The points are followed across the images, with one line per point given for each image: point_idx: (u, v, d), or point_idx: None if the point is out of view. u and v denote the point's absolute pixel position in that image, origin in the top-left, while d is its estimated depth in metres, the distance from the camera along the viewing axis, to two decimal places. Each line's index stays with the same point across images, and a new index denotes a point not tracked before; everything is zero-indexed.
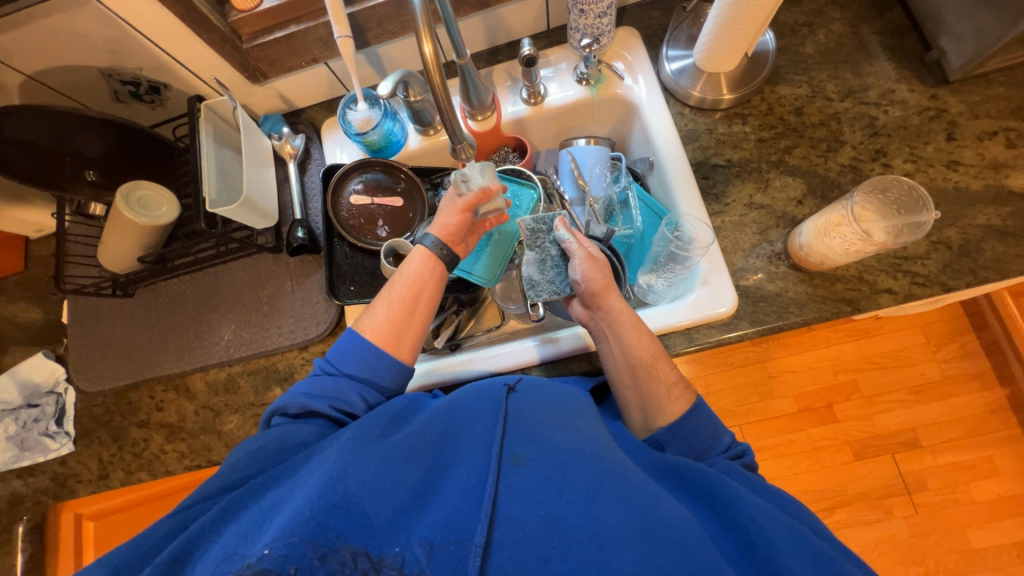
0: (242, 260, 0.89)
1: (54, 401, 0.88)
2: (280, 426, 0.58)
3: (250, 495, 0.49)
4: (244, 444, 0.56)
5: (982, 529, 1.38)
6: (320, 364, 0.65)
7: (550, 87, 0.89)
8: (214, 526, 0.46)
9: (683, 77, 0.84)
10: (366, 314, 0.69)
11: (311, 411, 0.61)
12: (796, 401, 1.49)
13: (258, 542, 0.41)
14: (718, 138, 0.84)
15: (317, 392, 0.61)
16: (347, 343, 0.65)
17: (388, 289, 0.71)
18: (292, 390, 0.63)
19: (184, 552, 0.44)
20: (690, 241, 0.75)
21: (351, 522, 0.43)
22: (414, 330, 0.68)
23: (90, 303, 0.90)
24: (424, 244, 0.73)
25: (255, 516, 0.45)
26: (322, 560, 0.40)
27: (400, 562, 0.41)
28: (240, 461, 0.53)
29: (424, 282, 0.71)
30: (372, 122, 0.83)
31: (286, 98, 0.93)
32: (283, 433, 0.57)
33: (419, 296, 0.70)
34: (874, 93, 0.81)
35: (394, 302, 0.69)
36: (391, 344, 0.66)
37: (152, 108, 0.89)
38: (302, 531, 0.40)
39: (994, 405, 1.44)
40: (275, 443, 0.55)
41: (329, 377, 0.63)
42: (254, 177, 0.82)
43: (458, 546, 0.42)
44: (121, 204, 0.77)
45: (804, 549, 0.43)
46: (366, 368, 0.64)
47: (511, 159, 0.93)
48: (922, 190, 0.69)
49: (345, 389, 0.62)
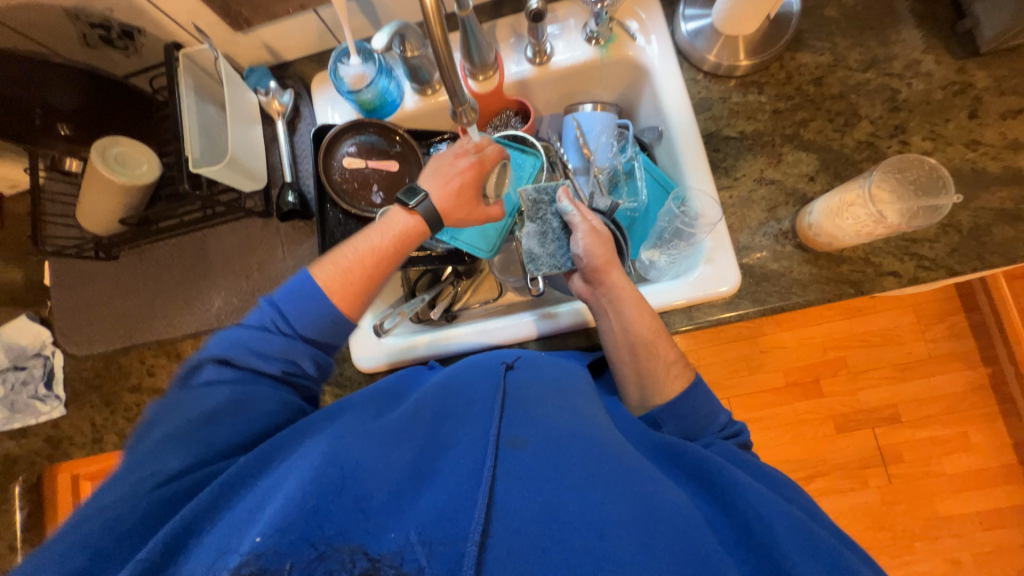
0: (231, 225, 0.85)
1: (41, 364, 0.86)
2: (228, 386, 0.54)
3: (241, 482, 0.47)
4: (196, 408, 0.52)
5: (950, 499, 1.45)
6: (272, 315, 0.58)
7: (556, 46, 0.84)
8: (208, 513, 0.44)
9: (699, 39, 0.79)
10: (331, 262, 0.62)
11: (255, 370, 0.56)
12: (785, 375, 1.52)
13: (251, 531, 0.40)
14: (732, 108, 0.80)
15: (266, 352, 0.56)
16: (297, 279, 0.60)
17: (360, 236, 0.65)
18: (234, 339, 0.57)
19: (174, 546, 0.42)
20: (696, 217, 0.73)
21: (347, 511, 0.42)
22: (362, 285, 0.62)
23: (70, 265, 0.87)
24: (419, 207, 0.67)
25: (249, 504, 0.44)
26: (320, 560, 0.38)
27: (399, 560, 0.39)
28: (205, 432, 0.50)
29: (391, 245, 0.65)
30: (366, 79, 0.77)
31: (272, 50, 0.86)
32: (239, 399, 0.53)
33: (380, 252, 0.64)
34: (899, 65, 0.77)
35: (360, 251, 0.63)
36: (340, 297, 0.60)
37: (126, 55, 0.82)
38: (295, 520, 0.40)
39: (975, 383, 1.48)
40: (232, 409, 0.52)
41: (282, 338, 0.57)
42: (240, 136, 0.78)
43: (454, 543, 0.41)
44: (96, 158, 0.73)
45: (800, 533, 0.44)
46: (317, 327, 0.59)
47: (512, 124, 0.89)
48: (944, 171, 0.67)
49: (299, 352, 0.58)
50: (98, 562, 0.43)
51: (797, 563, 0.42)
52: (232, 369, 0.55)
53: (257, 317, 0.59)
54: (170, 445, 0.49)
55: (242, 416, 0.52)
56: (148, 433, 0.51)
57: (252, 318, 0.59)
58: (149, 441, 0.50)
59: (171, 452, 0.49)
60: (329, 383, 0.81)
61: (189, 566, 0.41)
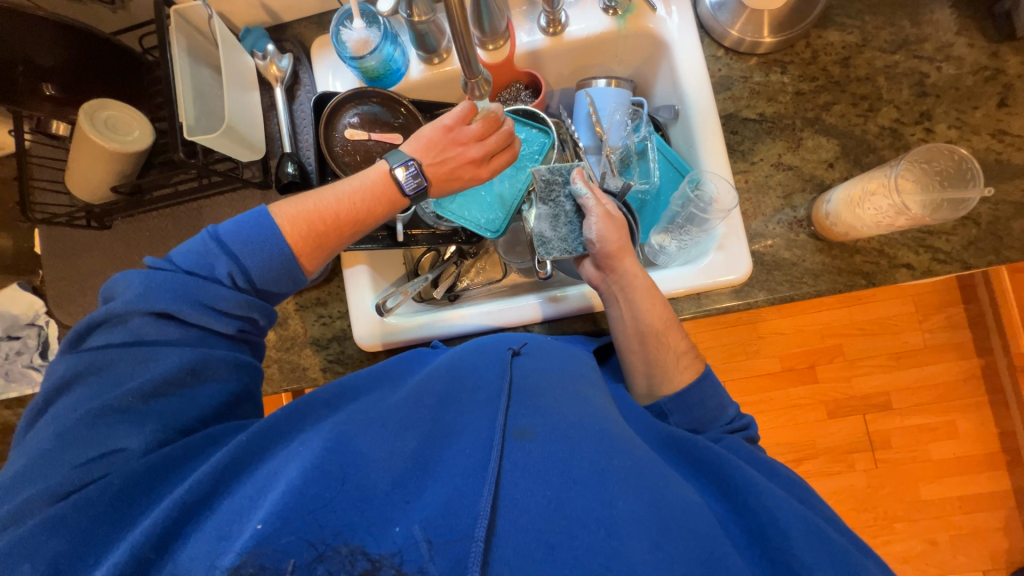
0: (227, 196, 0.82)
1: (36, 334, 0.85)
2: (177, 350, 0.52)
3: (241, 468, 0.46)
4: (145, 376, 0.50)
5: (934, 483, 1.49)
6: (229, 267, 0.57)
7: (571, 14, 0.79)
8: (206, 499, 0.44)
9: (723, 12, 0.75)
10: (294, 204, 0.62)
11: (202, 326, 0.55)
12: (781, 361, 1.53)
13: (251, 519, 0.40)
14: (753, 88, 0.77)
15: (218, 306, 0.55)
16: (256, 220, 0.59)
17: (336, 188, 0.65)
18: (178, 292, 0.54)
19: (166, 539, 0.41)
20: (710, 202, 0.70)
21: (348, 503, 0.41)
22: (324, 240, 0.62)
23: (60, 233, 0.84)
24: (405, 186, 0.67)
25: (248, 491, 0.44)
26: (320, 560, 0.38)
27: (399, 559, 0.38)
28: (160, 403, 0.50)
29: (371, 211, 0.66)
30: (370, 45, 0.73)
31: (270, 9, 0.81)
32: (195, 365, 0.52)
33: (350, 210, 0.64)
34: (930, 47, 0.74)
35: (337, 208, 0.63)
36: (299, 242, 0.61)
37: (112, 10, 0.77)
38: (295, 511, 0.40)
39: (968, 373, 1.50)
40: (186, 375, 0.52)
41: (238, 293, 0.57)
42: (237, 102, 0.74)
43: (458, 542, 0.40)
44: (84, 123, 0.69)
45: (812, 533, 0.44)
46: (269, 280, 0.59)
47: (523, 98, 0.84)
48: (973, 163, 0.65)
49: (253, 309, 0.58)
50: (83, 547, 0.42)
51: (807, 565, 0.42)
52: (177, 326, 0.54)
53: (201, 262, 0.56)
54: (124, 418, 0.48)
55: (199, 383, 0.53)
56: (83, 399, 0.48)
57: (194, 263, 0.56)
58: (90, 411, 0.47)
59: (125, 425, 0.47)
60: (331, 360, 0.80)
61: (186, 557, 0.40)
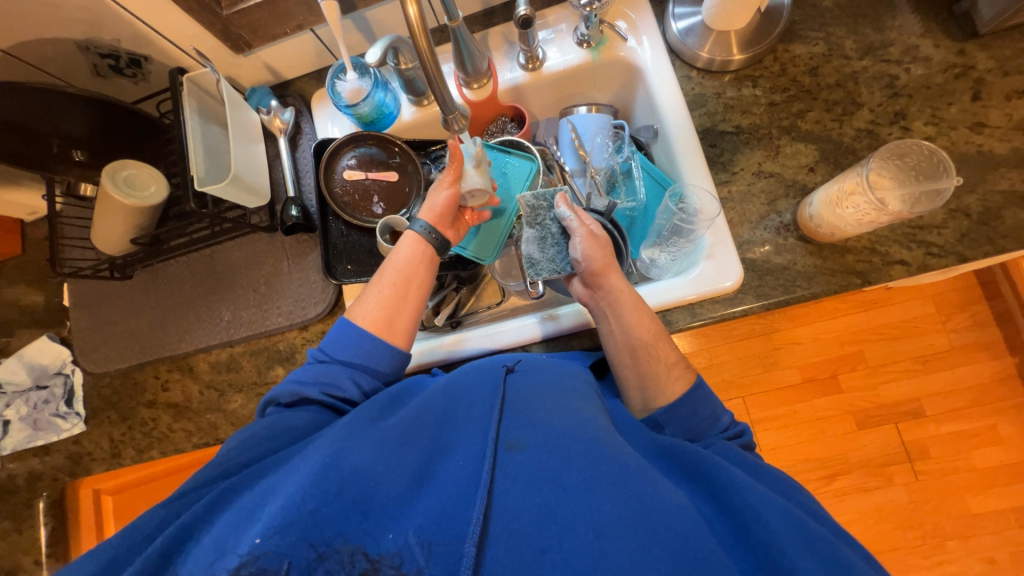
0: (237, 241, 0.88)
1: (62, 383, 0.89)
2: (270, 418, 0.56)
3: (243, 485, 0.48)
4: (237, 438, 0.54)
5: (982, 495, 1.39)
6: (314, 353, 0.64)
7: (548, 51, 0.84)
8: (208, 514, 0.46)
9: (691, 36, 0.79)
10: (358, 302, 0.68)
11: (303, 398, 0.59)
12: (801, 372, 1.49)
13: (250, 532, 0.42)
14: (727, 103, 0.80)
15: (309, 379, 0.60)
16: (339, 327, 0.65)
17: (385, 268, 0.70)
18: (286, 378, 0.62)
19: (174, 550, 0.43)
20: (695, 213, 0.72)
21: (347, 514, 0.43)
22: (408, 314, 0.67)
23: (90, 286, 0.90)
24: (413, 228, 0.72)
25: (247, 504, 0.46)
26: (321, 560, 0.41)
27: (398, 560, 0.41)
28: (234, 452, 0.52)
29: (414, 262, 0.70)
30: (363, 93, 0.78)
31: (273, 69, 0.89)
32: (276, 425, 0.55)
33: (410, 280, 0.69)
34: (897, 50, 0.76)
35: (390, 285, 0.68)
36: (376, 328, 0.65)
37: (134, 82, 0.85)
38: (293, 521, 0.41)
39: (1003, 374, 1.43)
40: (266, 432, 0.54)
41: (321, 364, 0.62)
42: (243, 153, 0.80)
43: (452, 544, 0.42)
44: (108, 184, 0.75)
45: (798, 532, 0.43)
46: (360, 354, 0.63)
47: (509, 129, 0.89)
48: (943, 155, 0.66)
49: (338, 375, 0.61)
50: None
51: (795, 563, 0.41)
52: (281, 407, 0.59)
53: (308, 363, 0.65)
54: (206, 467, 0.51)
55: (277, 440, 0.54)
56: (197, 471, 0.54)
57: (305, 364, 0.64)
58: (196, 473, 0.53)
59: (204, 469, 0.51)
60: None
61: (187, 569, 0.42)
